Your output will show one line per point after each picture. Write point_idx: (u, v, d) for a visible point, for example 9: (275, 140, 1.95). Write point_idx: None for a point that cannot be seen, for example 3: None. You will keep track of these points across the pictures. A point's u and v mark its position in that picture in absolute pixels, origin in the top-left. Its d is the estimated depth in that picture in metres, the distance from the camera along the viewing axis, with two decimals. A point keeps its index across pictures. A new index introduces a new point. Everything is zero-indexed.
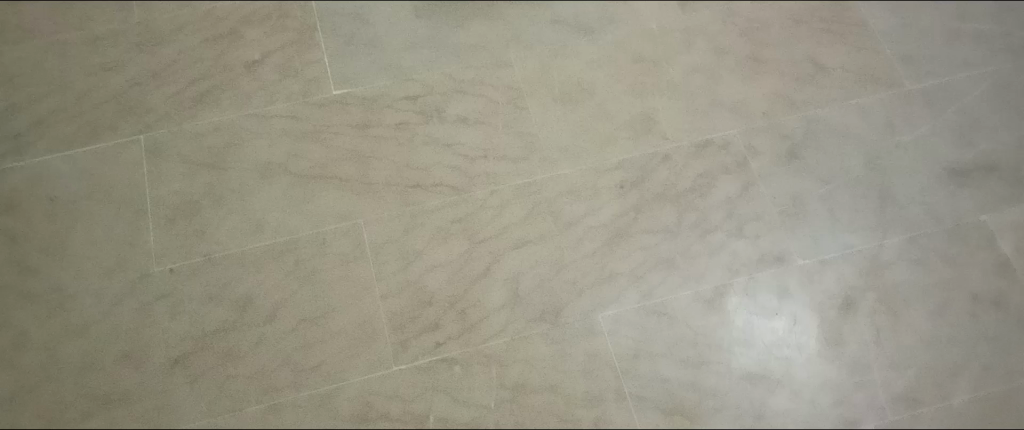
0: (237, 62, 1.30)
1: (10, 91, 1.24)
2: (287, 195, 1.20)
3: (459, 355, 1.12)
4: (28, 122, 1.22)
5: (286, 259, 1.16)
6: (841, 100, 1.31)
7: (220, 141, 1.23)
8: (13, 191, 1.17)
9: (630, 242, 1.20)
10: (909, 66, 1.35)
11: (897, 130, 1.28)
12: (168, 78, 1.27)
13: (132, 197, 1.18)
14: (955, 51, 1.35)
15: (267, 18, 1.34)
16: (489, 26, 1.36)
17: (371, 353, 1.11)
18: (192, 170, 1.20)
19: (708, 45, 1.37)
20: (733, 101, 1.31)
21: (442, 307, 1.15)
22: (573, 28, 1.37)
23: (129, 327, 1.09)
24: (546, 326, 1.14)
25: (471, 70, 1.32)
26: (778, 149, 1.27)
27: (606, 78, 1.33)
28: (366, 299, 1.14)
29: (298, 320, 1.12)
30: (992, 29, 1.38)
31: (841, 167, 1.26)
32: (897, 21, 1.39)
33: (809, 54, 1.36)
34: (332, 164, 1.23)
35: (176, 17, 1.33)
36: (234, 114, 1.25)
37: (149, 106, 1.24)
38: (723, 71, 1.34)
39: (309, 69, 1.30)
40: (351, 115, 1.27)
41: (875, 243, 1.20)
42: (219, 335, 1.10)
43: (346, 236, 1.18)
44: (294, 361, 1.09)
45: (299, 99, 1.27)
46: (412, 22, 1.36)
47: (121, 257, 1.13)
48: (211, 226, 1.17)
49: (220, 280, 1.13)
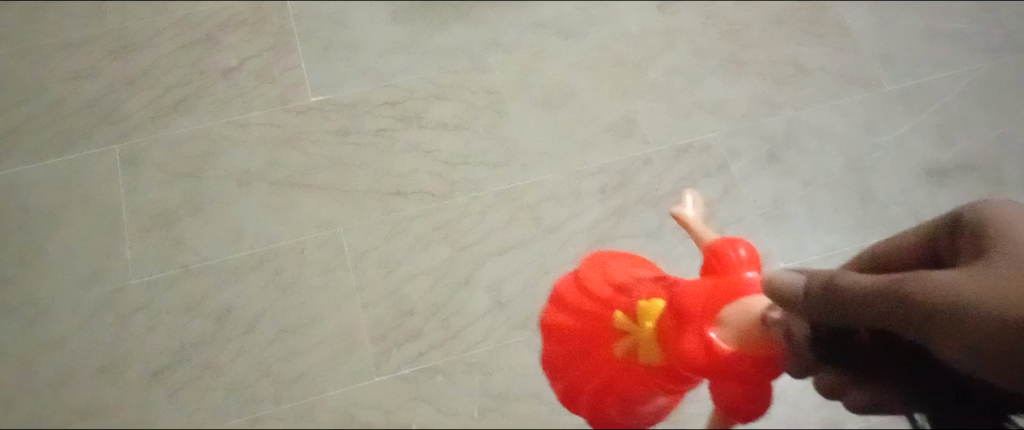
0: (213, 69, 1.29)
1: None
2: (266, 203, 1.19)
3: (442, 364, 1.10)
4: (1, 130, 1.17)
5: (266, 268, 1.15)
6: (821, 101, 1.31)
7: (199, 150, 1.23)
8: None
9: (612, 247, 1.18)
10: (889, 65, 1.34)
11: (876, 132, 1.28)
12: (143, 85, 1.26)
13: (110, 208, 1.18)
14: (932, 51, 1.35)
15: (243, 23, 1.34)
16: (469, 31, 1.35)
17: (353, 363, 1.10)
18: (169, 179, 1.20)
19: (688, 47, 1.35)
20: (713, 103, 1.30)
21: (424, 316, 1.13)
22: (553, 31, 1.36)
23: (106, 339, 1.09)
24: (529, 333, 1.12)
25: (450, 75, 1.31)
26: (759, 151, 1.26)
27: (586, 81, 1.31)
28: (347, 308, 1.13)
29: (277, 330, 1.11)
30: (972, 27, 1.37)
31: (823, 168, 1.25)
32: (877, 21, 1.38)
33: (790, 54, 1.35)
34: (311, 171, 1.22)
35: (148, 22, 1.31)
36: (212, 122, 1.25)
37: (125, 115, 1.24)
38: (704, 73, 1.33)
39: (288, 75, 1.30)
40: (330, 122, 1.26)
41: (857, 244, 1.20)
42: (197, 346, 1.10)
43: (325, 244, 1.17)
44: (273, 371, 1.09)
45: (278, 106, 1.27)
46: (392, 27, 1.35)
47: (99, 267, 1.13)
48: (189, 236, 1.17)
49: (198, 291, 1.13)
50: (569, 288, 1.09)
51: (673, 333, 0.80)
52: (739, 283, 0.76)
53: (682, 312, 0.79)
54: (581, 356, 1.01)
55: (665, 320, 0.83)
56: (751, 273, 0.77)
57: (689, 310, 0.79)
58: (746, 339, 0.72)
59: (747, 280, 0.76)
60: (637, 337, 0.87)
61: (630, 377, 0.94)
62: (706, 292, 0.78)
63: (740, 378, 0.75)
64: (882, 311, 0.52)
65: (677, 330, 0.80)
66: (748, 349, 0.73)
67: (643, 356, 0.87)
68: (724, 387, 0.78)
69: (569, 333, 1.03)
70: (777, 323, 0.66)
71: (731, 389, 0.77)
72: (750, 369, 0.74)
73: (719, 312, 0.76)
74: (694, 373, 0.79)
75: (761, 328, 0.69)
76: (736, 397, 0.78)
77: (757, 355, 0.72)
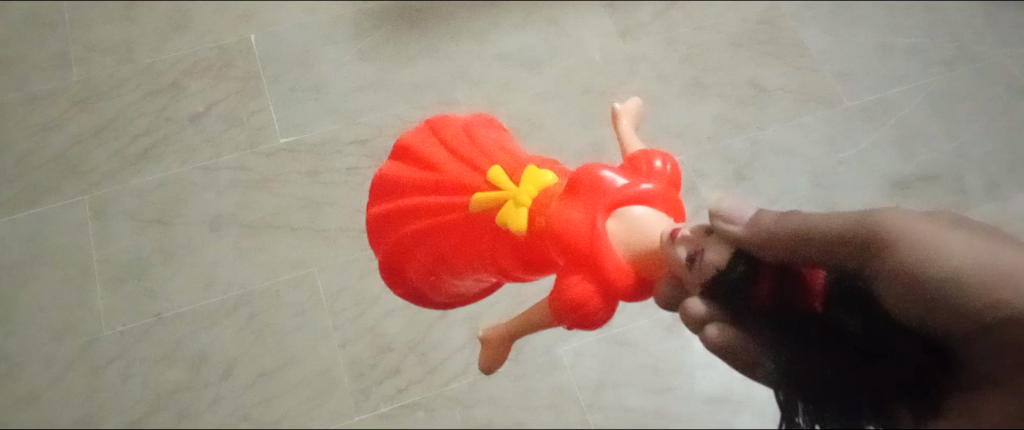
0: (179, 116, 1.29)
1: None
2: (239, 247, 1.19)
3: (422, 399, 1.10)
4: None
5: (241, 313, 1.14)
6: (783, 119, 1.33)
7: (169, 197, 1.22)
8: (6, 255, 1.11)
9: None
10: (848, 82, 1.37)
11: (839, 148, 1.30)
12: (110, 133, 1.24)
13: (79, 260, 1.16)
14: (890, 66, 1.38)
15: (209, 68, 1.34)
16: (436, 65, 1.36)
17: (333, 404, 1.10)
18: (140, 228, 1.20)
19: (652, 72, 1.37)
20: (679, 127, 1.32)
21: (402, 352, 1.13)
22: (518, 63, 1.38)
23: (81, 393, 1.08)
24: (508, 363, 1.12)
25: (418, 110, 1.31)
26: (726, 172, 1.28)
27: (553, 110, 1.33)
28: (324, 348, 1.13)
29: (254, 375, 1.11)
30: (926, 41, 1.40)
31: (790, 185, 1.26)
32: (832, 40, 1.41)
33: (752, 75, 1.37)
34: (283, 212, 1.22)
35: (114, 73, 1.31)
36: (181, 168, 1.25)
37: (93, 165, 1.21)
38: (669, 98, 1.35)
39: (255, 118, 1.30)
40: (300, 163, 1.26)
41: None
42: (174, 395, 1.09)
43: (299, 285, 1.16)
44: (251, 416, 1.09)
45: (247, 149, 1.27)
46: (358, 65, 1.36)
47: (71, 321, 1.12)
48: (162, 284, 1.16)
49: (173, 340, 1.12)
50: (455, 137, 1.10)
51: (568, 209, 0.79)
52: (639, 192, 0.76)
53: (588, 195, 0.78)
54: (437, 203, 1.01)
55: (551, 196, 0.85)
56: (648, 185, 0.78)
57: (581, 191, 0.79)
58: (631, 246, 0.74)
59: (643, 191, 0.77)
60: (503, 193, 0.90)
61: (465, 240, 0.97)
62: (607, 182, 0.78)
63: (597, 282, 0.76)
64: (835, 247, 0.47)
65: (563, 206, 0.80)
66: (631, 260, 0.74)
67: (498, 211, 0.91)
68: (577, 285, 0.77)
69: (437, 175, 1.03)
70: (688, 242, 0.64)
71: (581, 287, 0.77)
72: (615, 283, 0.74)
73: (612, 205, 0.76)
74: (561, 257, 0.80)
75: (665, 243, 0.69)
76: (571, 293, 0.77)
77: (636, 266, 0.74)
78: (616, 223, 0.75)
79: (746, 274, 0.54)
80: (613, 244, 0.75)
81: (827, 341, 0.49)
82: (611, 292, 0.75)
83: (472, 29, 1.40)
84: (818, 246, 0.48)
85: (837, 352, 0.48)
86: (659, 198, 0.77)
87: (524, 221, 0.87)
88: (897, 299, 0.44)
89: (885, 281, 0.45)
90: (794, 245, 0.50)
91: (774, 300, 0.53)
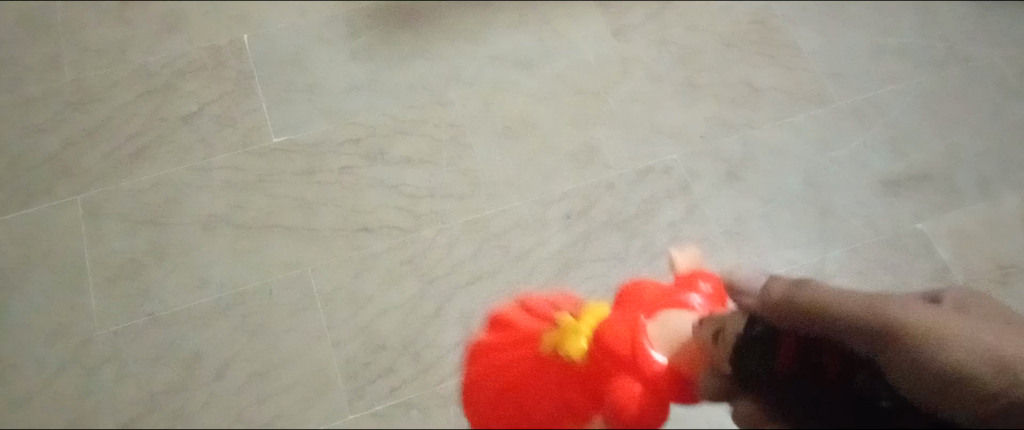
0: (173, 116, 1.29)
1: (10, 175, 1.22)
2: (232, 247, 1.19)
3: (416, 399, 1.10)
4: (17, 189, 1.21)
5: (234, 313, 1.14)
6: (776, 119, 1.33)
7: (162, 198, 1.22)
8: (8, 256, 1.16)
9: (578, 273, 1.19)
10: (839, 81, 1.37)
11: (831, 147, 1.31)
12: (103, 136, 1.26)
13: (72, 261, 1.17)
14: (880, 66, 1.39)
15: (202, 69, 1.34)
16: (429, 66, 1.37)
17: (327, 403, 1.09)
18: (133, 228, 1.20)
19: (645, 72, 1.38)
20: (672, 127, 1.32)
21: (396, 351, 1.13)
22: (512, 63, 1.38)
23: (74, 394, 1.08)
24: None
25: (412, 110, 1.32)
26: (718, 171, 1.28)
27: (547, 110, 1.33)
28: (317, 347, 1.13)
29: (247, 374, 1.10)
30: (916, 41, 1.41)
31: (781, 184, 1.27)
32: (824, 40, 1.42)
33: (744, 75, 1.38)
34: (277, 213, 1.22)
35: (107, 74, 1.32)
36: (175, 168, 1.25)
37: (85, 167, 1.24)
38: (661, 99, 1.35)
39: (248, 118, 1.30)
40: (294, 163, 1.26)
41: (818, 257, 1.21)
42: (167, 396, 1.09)
43: (292, 285, 1.16)
44: (244, 416, 1.08)
45: (240, 150, 1.27)
46: (352, 65, 1.36)
47: (65, 322, 1.12)
48: (155, 285, 1.16)
49: (166, 340, 1.12)
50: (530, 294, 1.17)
51: (616, 321, 1.06)
52: (681, 304, 1.05)
53: (634, 311, 1.07)
54: (506, 349, 1.12)
55: (613, 323, 1.06)
56: (695, 299, 1.06)
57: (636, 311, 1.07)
58: (673, 347, 1.01)
59: (684, 302, 1.05)
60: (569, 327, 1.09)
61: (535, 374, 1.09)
62: (654, 300, 1.07)
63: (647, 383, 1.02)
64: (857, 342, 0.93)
65: (618, 319, 1.07)
66: (675, 359, 1.00)
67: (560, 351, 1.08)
68: (624, 383, 1.02)
69: (500, 323, 1.15)
70: (710, 324, 1.01)
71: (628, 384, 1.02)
72: (660, 380, 1.01)
73: (659, 318, 1.04)
74: (608, 363, 1.03)
75: (699, 335, 1.00)
76: (622, 393, 1.02)
77: (678, 366, 1.00)
78: (657, 327, 1.03)
79: (761, 335, 0.97)
80: (654, 345, 1.02)
81: (852, 398, 0.92)
82: (657, 388, 1.02)
83: (465, 30, 1.41)
84: (857, 338, 0.93)
85: (868, 410, 0.92)
86: (700, 308, 1.04)
87: (583, 346, 1.06)
88: (905, 380, 0.90)
89: (900, 372, 0.90)
90: (810, 325, 0.96)
91: (793, 364, 0.93)
